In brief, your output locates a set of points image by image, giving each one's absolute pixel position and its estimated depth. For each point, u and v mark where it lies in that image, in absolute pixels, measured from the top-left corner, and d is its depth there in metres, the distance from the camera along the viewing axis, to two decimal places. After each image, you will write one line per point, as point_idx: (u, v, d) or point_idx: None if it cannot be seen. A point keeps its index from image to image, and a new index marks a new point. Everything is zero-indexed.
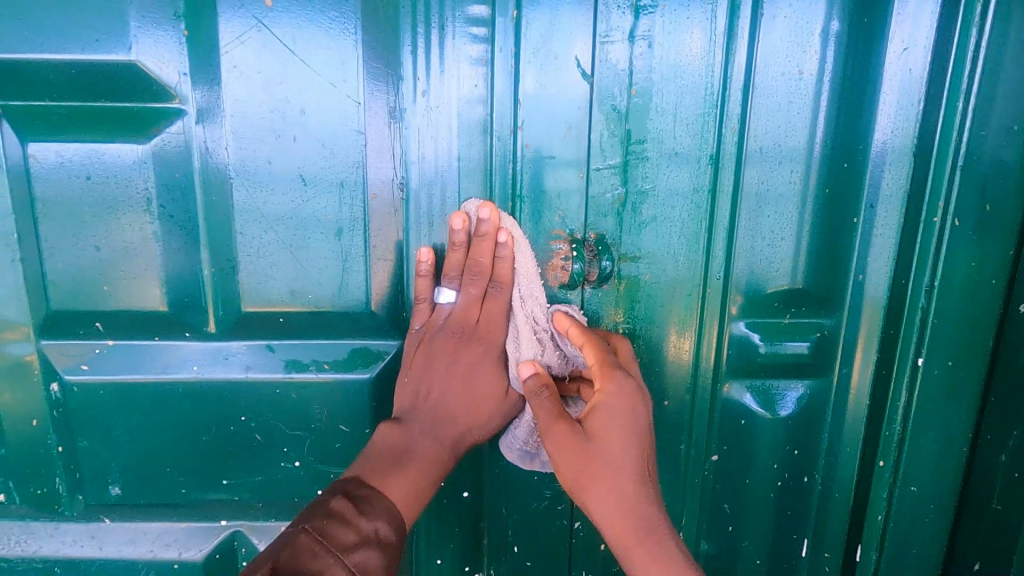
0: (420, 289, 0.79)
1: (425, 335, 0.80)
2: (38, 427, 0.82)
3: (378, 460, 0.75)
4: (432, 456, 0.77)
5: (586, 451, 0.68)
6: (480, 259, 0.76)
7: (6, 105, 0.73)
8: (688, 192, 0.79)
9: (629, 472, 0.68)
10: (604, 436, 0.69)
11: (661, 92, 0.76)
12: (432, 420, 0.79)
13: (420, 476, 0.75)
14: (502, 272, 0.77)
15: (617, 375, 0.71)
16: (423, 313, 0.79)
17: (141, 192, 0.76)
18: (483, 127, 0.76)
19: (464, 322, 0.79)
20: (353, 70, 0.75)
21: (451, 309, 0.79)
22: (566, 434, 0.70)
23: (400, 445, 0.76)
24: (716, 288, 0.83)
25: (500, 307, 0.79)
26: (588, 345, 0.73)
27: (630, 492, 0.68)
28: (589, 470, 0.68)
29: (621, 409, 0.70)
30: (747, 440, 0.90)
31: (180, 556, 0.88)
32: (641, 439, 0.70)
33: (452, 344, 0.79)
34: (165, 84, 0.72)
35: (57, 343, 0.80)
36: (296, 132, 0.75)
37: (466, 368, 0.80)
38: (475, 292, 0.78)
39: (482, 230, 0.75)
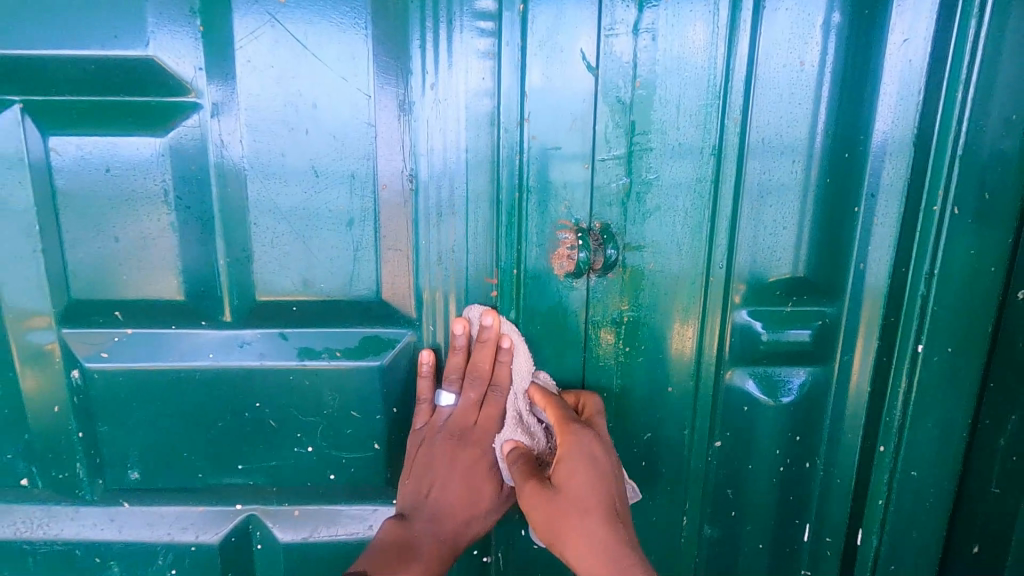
0: (420, 391, 0.85)
1: (426, 436, 0.85)
2: (60, 413, 0.85)
3: (384, 554, 0.79)
4: (435, 550, 0.82)
5: (554, 505, 0.73)
6: (479, 364, 0.82)
7: (30, 101, 0.75)
8: (691, 183, 0.81)
9: (595, 516, 0.72)
10: (568, 488, 0.73)
11: (665, 85, 0.77)
12: (433, 517, 0.84)
13: (425, 569, 0.80)
14: (501, 373, 0.83)
15: (574, 429, 0.75)
16: (423, 412, 0.85)
17: (158, 184, 0.78)
18: (490, 120, 0.78)
19: (462, 424, 0.84)
20: (364, 64, 0.76)
21: (450, 411, 0.84)
22: (535, 494, 0.74)
23: (405, 539, 0.81)
24: (719, 277, 0.84)
25: (498, 406, 0.84)
26: (548, 406, 0.79)
27: (601, 535, 0.72)
28: (559, 522, 0.73)
29: (581, 459, 0.74)
30: (750, 427, 0.92)
31: (197, 539, 0.91)
32: (604, 485, 0.74)
33: (451, 446, 0.84)
34: (182, 79, 0.75)
35: (77, 332, 0.83)
36: (309, 125, 0.77)
37: (465, 465, 0.85)
38: (474, 394, 0.84)
39: (484, 336, 0.81)
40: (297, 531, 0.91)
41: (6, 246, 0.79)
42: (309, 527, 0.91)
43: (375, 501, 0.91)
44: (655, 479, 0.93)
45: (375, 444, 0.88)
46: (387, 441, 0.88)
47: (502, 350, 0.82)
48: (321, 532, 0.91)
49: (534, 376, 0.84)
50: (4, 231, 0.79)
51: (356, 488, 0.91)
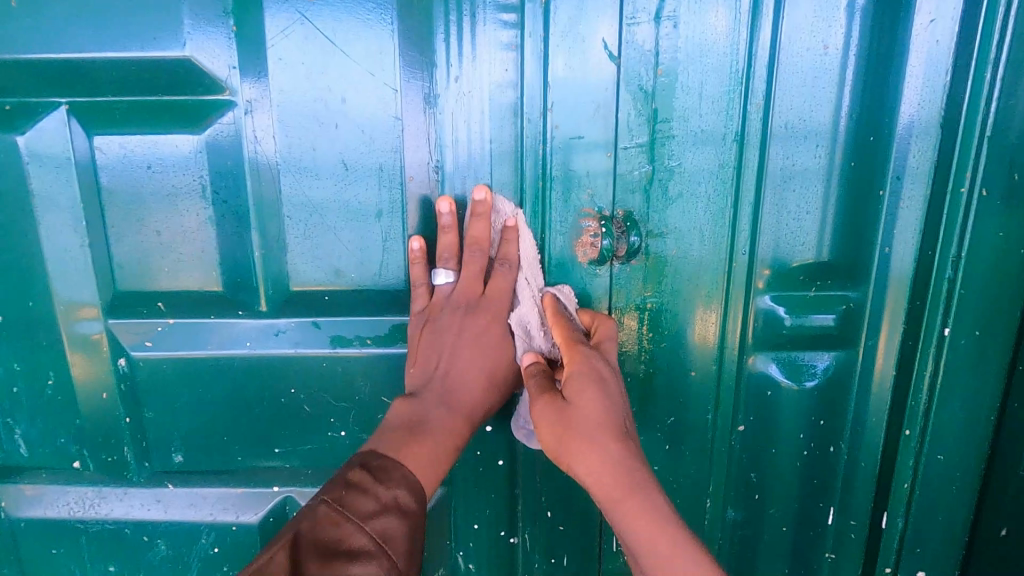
0: (415, 276, 0.84)
1: (429, 316, 0.83)
2: (108, 399, 0.89)
3: (396, 433, 0.77)
4: (447, 427, 0.79)
5: (562, 420, 0.72)
6: (477, 237, 0.82)
7: (76, 102, 0.79)
8: (714, 169, 0.81)
9: (604, 431, 0.71)
10: (577, 405, 0.72)
11: (686, 71, 0.77)
12: (443, 393, 0.81)
13: (435, 447, 0.77)
14: (507, 251, 0.82)
15: (583, 352, 0.75)
16: (422, 296, 0.83)
17: (197, 180, 0.81)
18: (514, 110, 0.79)
19: (467, 297, 0.83)
20: (391, 58, 0.78)
21: (452, 288, 0.83)
22: (545, 409, 0.74)
23: (416, 417, 0.78)
24: (741, 263, 0.85)
25: (505, 282, 0.82)
26: (557, 326, 0.79)
27: (610, 454, 0.70)
28: (567, 440, 0.71)
29: (589, 376, 0.74)
30: (774, 410, 0.93)
31: (237, 519, 0.95)
32: (614, 404, 0.73)
33: (456, 317, 0.82)
34: (216, 78, 0.77)
35: (123, 322, 0.87)
36: (338, 120, 0.80)
37: (473, 337, 0.83)
38: (476, 268, 0.82)
39: (478, 210, 0.80)
40: None
41: (56, 241, 0.83)
42: None
43: None
44: (679, 461, 0.94)
45: None
46: None
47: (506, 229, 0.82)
48: None
49: (556, 289, 0.83)
50: (54, 227, 0.83)
51: None
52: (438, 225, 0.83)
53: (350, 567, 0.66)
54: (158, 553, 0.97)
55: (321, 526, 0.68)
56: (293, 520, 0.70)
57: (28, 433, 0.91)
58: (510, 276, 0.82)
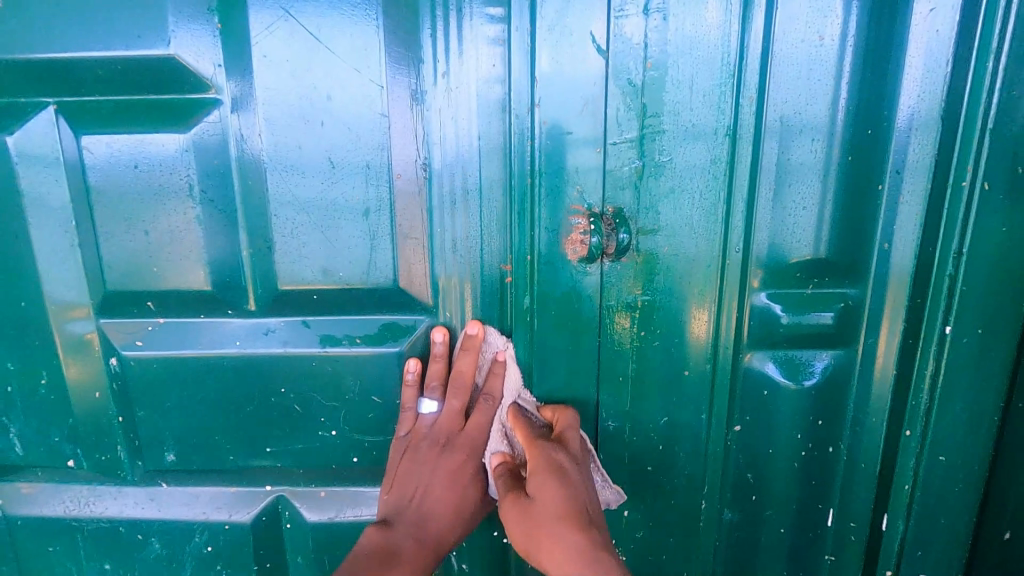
0: (404, 398, 0.87)
1: (411, 442, 0.87)
2: (100, 399, 0.90)
3: (367, 561, 0.78)
4: (417, 557, 0.81)
5: (524, 518, 0.71)
6: (463, 373, 0.86)
7: (63, 102, 0.79)
8: (706, 164, 0.79)
9: (564, 519, 0.68)
10: (536, 501, 0.72)
11: (676, 64, 0.75)
12: (415, 523, 0.83)
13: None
14: (492, 385, 0.87)
15: (542, 449, 0.77)
16: (408, 420, 0.87)
17: (183, 179, 0.81)
18: (501, 106, 0.78)
19: (448, 430, 0.87)
20: (376, 55, 0.77)
21: (435, 418, 0.86)
22: (511, 511, 0.74)
23: (388, 544, 0.81)
24: (735, 261, 0.83)
25: (485, 416, 0.87)
26: (519, 431, 0.83)
27: (572, 539, 0.66)
28: (531, 535, 0.69)
29: (547, 469, 0.74)
30: (771, 410, 0.91)
31: (230, 518, 0.95)
32: (574, 492, 0.72)
33: (435, 451, 0.86)
34: (202, 76, 0.77)
35: (114, 322, 0.87)
36: (323, 117, 0.79)
37: (448, 470, 0.86)
38: (458, 402, 0.87)
39: (469, 342, 0.85)
40: (324, 511, 0.95)
41: (47, 240, 0.84)
42: (335, 508, 0.95)
43: None
44: (673, 462, 0.93)
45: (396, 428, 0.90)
46: None
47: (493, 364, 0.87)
48: (346, 512, 0.95)
49: (519, 397, 0.88)
50: (45, 227, 0.83)
51: (378, 470, 0.93)
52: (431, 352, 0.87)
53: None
54: (152, 552, 0.97)
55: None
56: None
57: (23, 431, 0.92)
58: (490, 411, 0.87)
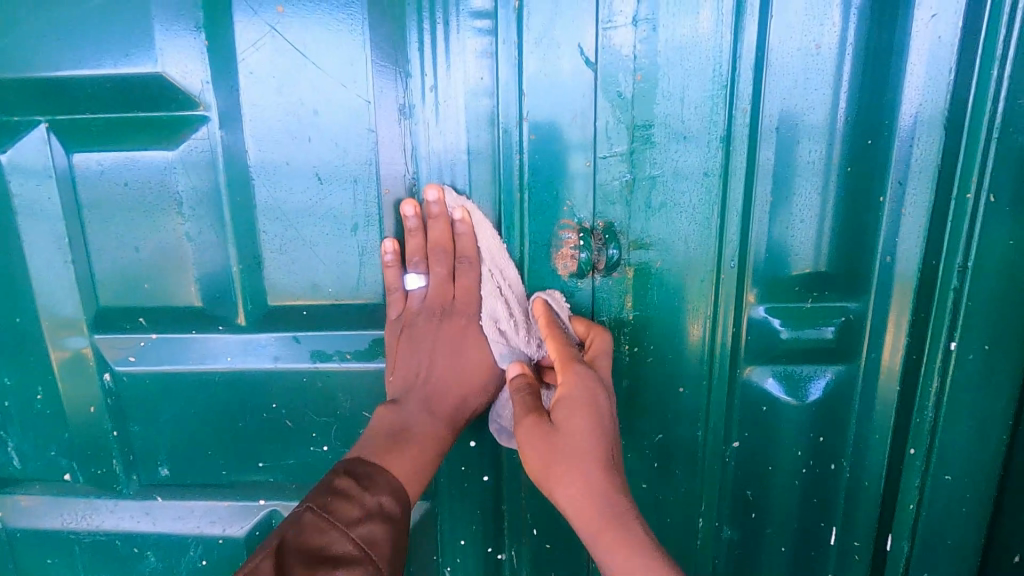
0: (388, 279, 0.82)
1: (404, 322, 0.84)
2: (95, 413, 0.90)
3: (381, 440, 0.77)
4: (429, 434, 0.79)
5: (547, 443, 0.70)
6: (438, 239, 0.81)
7: (56, 120, 0.79)
8: (698, 176, 0.77)
9: (592, 462, 0.69)
10: (563, 430, 0.70)
11: (667, 75, 0.74)
12: (425, 398, 0.81)
13: (420, 452, 0.77)
14: (467, 246, 0.82)
15: (576, 370, 0.73)
16: (397, 301, 0.83)
17: (173, 196, 0.81)
18: (489, 119, 0.77)
19: (440, 300, 0.84)
20: (363, 69, 0.77)
21: (424, 292, 0.83)
22: (532, 429, 0.71)
23: (400, 424, 0.79)
24: (730, 274, 0.81)
25: (471, 278, 0.83)
26: (550, 338, 0.77)
27: (594, 481, 0.68)
28: (551, 467, 0.69)
29: (580, 400, 0.71)
30: (771, 427, 0.89)
31: (224, 532, 0.95)
32: (601, 427, 0.71)
33: (431, 325, 0.83)
34: (190, 93, 0.77)
35: (108, 337, 0.87)
36: (310, 133, 0.78)
37: (449, 345, 0.84)
38: (441, 271, 0.82)
39: (433, 212, 0.79)
40: None
41: (40, 257, 0.84)
42: None
43: None
44: (669, 479, 0.91)
45: None
46: None
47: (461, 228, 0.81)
48: None
49: (549, 295, 0.80)
50: (38, 244, 0.84)
51: None
52: (404, 228, 0.81)
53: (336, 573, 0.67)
54: (148, 565, 0.98)
55: (306, 532, 0.69)
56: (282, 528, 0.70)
57: (20, 445, 0.93)
58: (473, 271, 0.83)
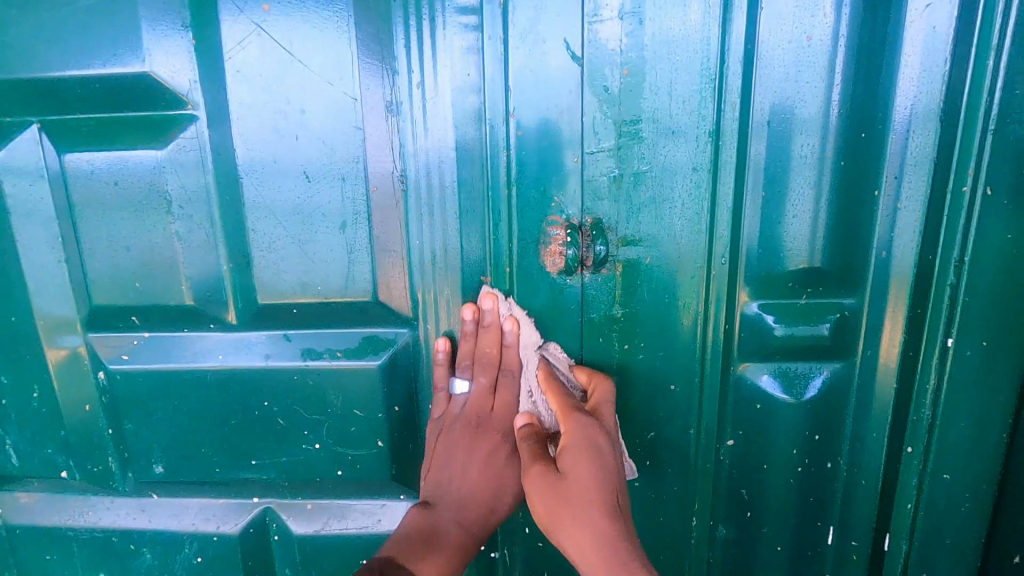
0: (437, 378, 0.86)
1: (444, 424, 0.87)
2: (90, 412, 0.91)
3: (410, 543, 0.82)
4: (457, 542, 0.83)
5: (554, 492, 0.70)
6: (488, 348, 0.84)
7: (46, 120, 0.80)
8: (688, 171, 0.76)
9: (598, 510, 0.68)
10: (569, 476, 0.70)
11: (654, 69, 0.73)
12: (458, 506, 0.85)
13: (449, 557, 0.82)
14: (511, 360, 0.84)
15: (578, 419, 0.74)
16: (441, 402, 0.87)
17: (163, 195, 0.81)
18: (477, 115, 0.76)
19: (478, 412, 0.86)
20: (349, 66, 0.76)
21: (465, 398, 0.86)
22: (538, 477, 0.72)
23: (430, 528, 0.83)
24: (721, 270, 0.80)
25: (511, 390, 0.85)
26: (550, 392, 0.79)
27: (601, 526, 0.68)
28: (557, 510, 0.69)
29: (582, 447, 0.72)
30: (765, 425, 0.88)
31: (218, 529, 0.96)
32: (608, 474, 0.71)
33: (468, 433, 0.86)
34: (177, 92, 0.77)
35: (101, 336, 0.88)
36: (298, 131, 0.78)
37: (484, 454, 0.86)
38: (486, 379, 0.85)
39: (487, 321, 0.83)
40: (310, 523, 0.95)
41: (34, 257, 0.85)
42: (321, 519, 0.95)
43: (383, 496, 0.94)
44: (662, 478, 0.90)
45: (379, 441, 0.90)
46: (390, 437, 0.90)
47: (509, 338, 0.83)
48: (333, 525, 0.94)
49: (545, 348, 0.82)
50: (31, 244, 0.84)
51: (363, 483, 0.93)
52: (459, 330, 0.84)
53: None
54: (145, 562, 0.99)
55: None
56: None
57: (18, 443, 0.94)
58: (514, 383, 0.85)
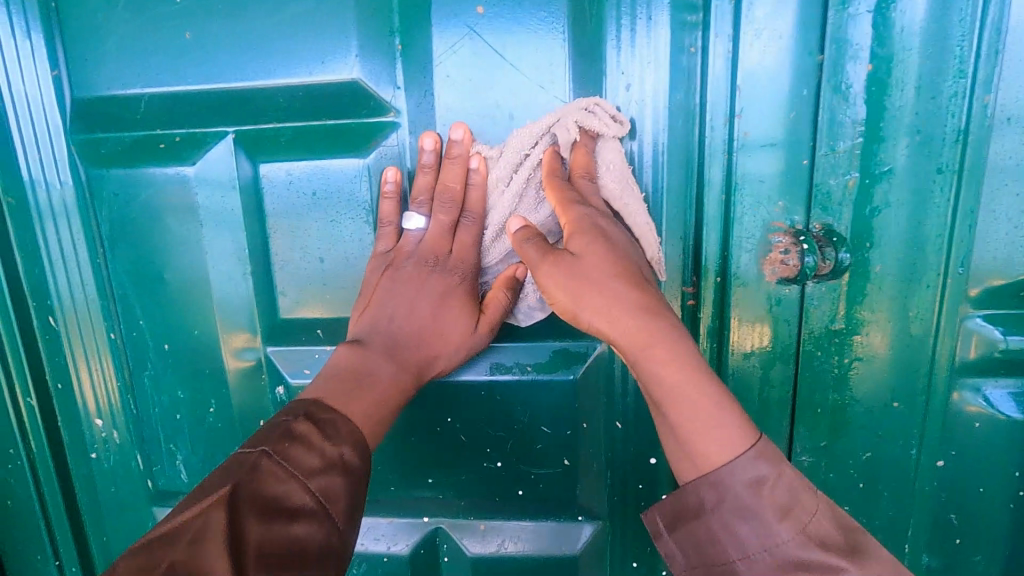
0: (383, 213, 0.78)
1: (393, 261, 0.79)
2: (264, 426, 0.89)
3: (337, 381, 0.69)
4: (393, 381, 0.73)
5: (576, 274, 0.67)
6: (452, 182, 0.76)
7: (242, 131, 0.78)
8: (930, 173, 0.70)
9: (620, 283, 0.66)
10: (583, 258, 0.67)
11: (901, 65, 0.68)
12: (392, 343, 0.76)
13: (380, 399, 0.70)
14: (475, 198, 0.77)
15: (576, 209, 0.70)
16: (387, 236, 0.78)
17: (361, 205, 0.80)
18: (693, 117, 0.73)
19: (436, 250, 0.79)
20: (562, 68, 0.73)
21: (422, 236, 0.79)
22: (554, 266, 0.68)
23: (362, 366, 0.72)
24: (957, 280, 0.73)
25: (472, 234, 0.78)
26: (550, 188, 0.72)
27: (635, 307, 0.65)
28: (585, 288, 0.66)
29: (587, 233, 0.68)
30: (983, 446, 0.81)
31: (389, 550, 0.92)
32: (620, 254, 0.68)
33: (422, 270, 0.79)
34: (382, 100, 0.75)
35: (281, 350, 0.86)
36: (505, 136, 0.76)
37: (434, 295, 0.79)
38: (445, 219, 0.78)
39: (455, 151, 0.74)
40: (485, 544, 0.92)
41: (219, 270, 0.84)
42: (496, 541, 0.92)
43: (560, 518, 0.90)
44: (875, 502, 0.82)
45: (566, 460, 0.87)
46: (576, 455, 0.87)
47: (475, 172, 0.76)
48: (508, 546, 0.91)
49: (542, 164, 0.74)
50: (218, 255, 0.83)
51: (542, 504, 0.90)
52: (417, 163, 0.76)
53: (293, 527, 0.54)
54: None
55: (261, 480, 0.56)
56: (222, 473, 0.58)
57: (188, 458, 0.94)
58: (475, 228, 0.78)
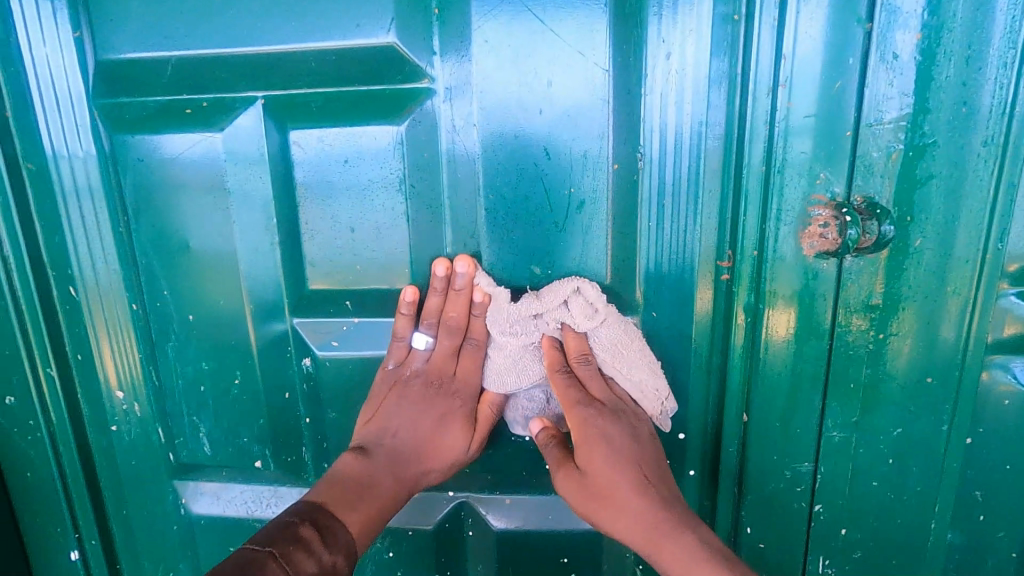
0: (399, 327, 0.83)
1: (401, 376, 0.85)
2: (290, 399, 0.89)
3: (342, 488, 0.77)
4: (391, 493, 0.80)
5: (589, 490, 0.77)
6: (455, 313, 0.83)
7: (272, 96, 0.77)
8: (975, 146, 0.69)
9: (630, 491, 0.76)
10: (593, 472, 0.77)
11: (950, 35, 0.66)
12: (393, 459, 0.83)
13: (377, 509, 0.78)
14: (477, 328, 0.84)
15: (578, 409, 0.79)
16: (398, 356, 0.84)
17: (393, 173, 0.78)
18: (734, 88, 0.71)
19: (440, 372, 0.86)
20: (603, 36, 0.72)
21: (428, 355, 0.85)
22: (568, 482, 0.78)
23: (366, 476, 0.80)
24: (997, 256, 0.73)
25: (475, 358, 0.85)
26: (552, 379, 0.80)
27: (644, 508, 0.75)
28: (599, 501, 0.77)
29: (592, 442, 0.78)
30: (1013, 423, 0.80)
31: (413, 523, 0.92)
32: (625, 457, 0.77)
33: (426, 391, 0.86)
34: (418, 65, 0.73)
35: (308, 321, 0.85)
36: (542, 105, 0.74)
37: (435, 416, 0.85)
38: (449, 344, 0.85)
39: (459, 284, 0.80)
40: (510, 518, 0.91)
41: (245, 240, 0.83)
42: (521, 514, 0.91)
43: None
44: (901, 478, 0.82)
45: None
46: None
47: (477, 303, 0.82)
48: (532, 521, 0.91)
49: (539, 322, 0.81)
50: (245, 225, 0.82)
51: None
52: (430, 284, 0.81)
53: None
54: None
55: None
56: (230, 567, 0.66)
57: (212, 432, 0.93)
58: (477, 352, 0.85)
